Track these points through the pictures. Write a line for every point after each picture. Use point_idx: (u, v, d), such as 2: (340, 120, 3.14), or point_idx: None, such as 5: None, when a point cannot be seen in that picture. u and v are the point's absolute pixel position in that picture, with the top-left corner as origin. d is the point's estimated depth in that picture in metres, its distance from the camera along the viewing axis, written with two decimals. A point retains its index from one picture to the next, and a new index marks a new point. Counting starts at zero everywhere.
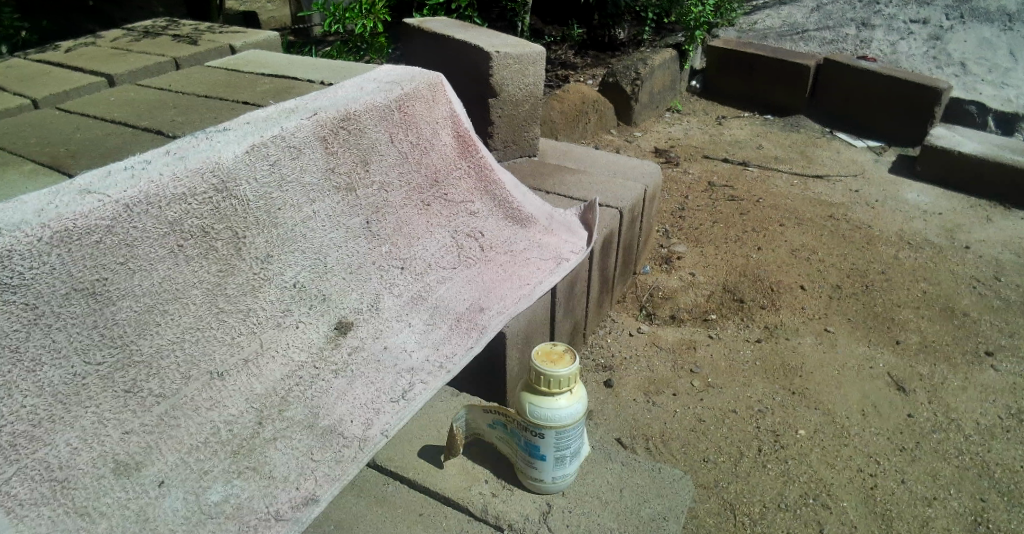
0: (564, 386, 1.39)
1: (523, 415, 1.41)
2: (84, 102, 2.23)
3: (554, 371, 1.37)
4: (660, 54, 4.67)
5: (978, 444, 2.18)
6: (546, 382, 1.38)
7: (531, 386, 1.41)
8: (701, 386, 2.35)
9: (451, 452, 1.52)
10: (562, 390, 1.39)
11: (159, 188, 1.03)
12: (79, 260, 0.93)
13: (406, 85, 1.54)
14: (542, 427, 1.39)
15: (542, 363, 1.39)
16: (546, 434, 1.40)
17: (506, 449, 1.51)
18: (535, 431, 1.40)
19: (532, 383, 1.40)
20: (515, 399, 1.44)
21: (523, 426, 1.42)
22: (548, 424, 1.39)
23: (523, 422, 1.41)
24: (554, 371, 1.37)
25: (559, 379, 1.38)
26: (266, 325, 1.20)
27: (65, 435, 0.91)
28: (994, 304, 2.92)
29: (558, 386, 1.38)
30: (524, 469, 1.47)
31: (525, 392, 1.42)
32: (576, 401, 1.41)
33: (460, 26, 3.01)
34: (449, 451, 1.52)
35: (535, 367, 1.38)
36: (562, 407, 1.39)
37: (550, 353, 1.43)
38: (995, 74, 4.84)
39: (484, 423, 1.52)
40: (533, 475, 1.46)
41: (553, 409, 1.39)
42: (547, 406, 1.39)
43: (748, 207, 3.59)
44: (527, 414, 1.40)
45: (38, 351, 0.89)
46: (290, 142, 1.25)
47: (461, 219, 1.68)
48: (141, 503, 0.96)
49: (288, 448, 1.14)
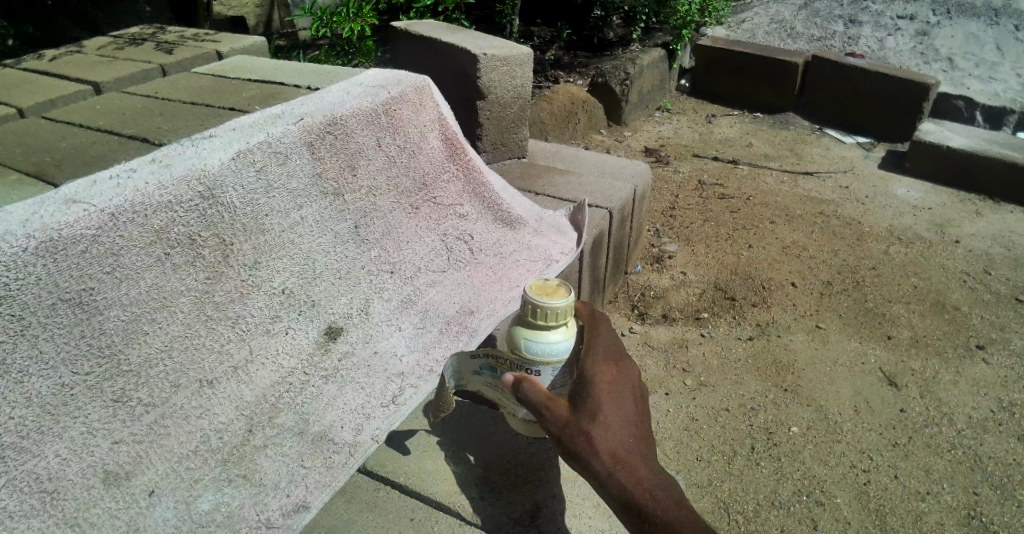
0: (565, 318, 1.14)
1: (517, 353, 1.15)
2: (70, 110, 2.22)
3: (553, 300, 1.11)
4: (649, 54, 4.69)
5: (970, 437, 2.19)
6: (542, 314, 1.12)
7: (523, 317, 1.14)
8: (694, 385, 2.35)
9: (439, 406, 1.27)
10: (562, 323, 1.14)
11: (144, 196, 1.04)
12: (65, 268, 0.93)
13: (391, 90, 1.55)
14: (538, 364, 1.14)
15: (535, 293, 1.13)
16: (543, 373, 1.16)
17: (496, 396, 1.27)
18: (530, 368, 1.15)
19: (524, 316, 1.14)
20: (506, 332, 1.18)
21: (517, 365, 1.16)
22: (545, 362, 1.14)
23: (519, 361, 1.15)
24: (553, 301, 1.11)
25: (561, 309, 1.12)
26: (254, 332, 1.20)
27: (54, 447, 0.92)
28: (985, 297, 2.94)
29: (560, 318, 1.13)
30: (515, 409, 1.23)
31: (516, 327, 1.16)
32: (573, 334, 1.18)
33: (447, 28, 3.01)
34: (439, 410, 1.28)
35: (528, 296, 1.13)
36: (560, 344, 1.14)
37: (545, 284, 1.17)
38: (982, 69, 4.88)
39: (472, 371, 1.25)
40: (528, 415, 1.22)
41: (550, 345, 1.14)
42: (545, 341, 1.13)
43: (738, 205, 3.60)
44: (519, 351, 1.15)
45: (25, 363, 0.89)
46: (276, 148, 1.26)
47: (450, 222, 1.68)
48: (133, 512, 0.96)
49: (277, 455, 1.13)
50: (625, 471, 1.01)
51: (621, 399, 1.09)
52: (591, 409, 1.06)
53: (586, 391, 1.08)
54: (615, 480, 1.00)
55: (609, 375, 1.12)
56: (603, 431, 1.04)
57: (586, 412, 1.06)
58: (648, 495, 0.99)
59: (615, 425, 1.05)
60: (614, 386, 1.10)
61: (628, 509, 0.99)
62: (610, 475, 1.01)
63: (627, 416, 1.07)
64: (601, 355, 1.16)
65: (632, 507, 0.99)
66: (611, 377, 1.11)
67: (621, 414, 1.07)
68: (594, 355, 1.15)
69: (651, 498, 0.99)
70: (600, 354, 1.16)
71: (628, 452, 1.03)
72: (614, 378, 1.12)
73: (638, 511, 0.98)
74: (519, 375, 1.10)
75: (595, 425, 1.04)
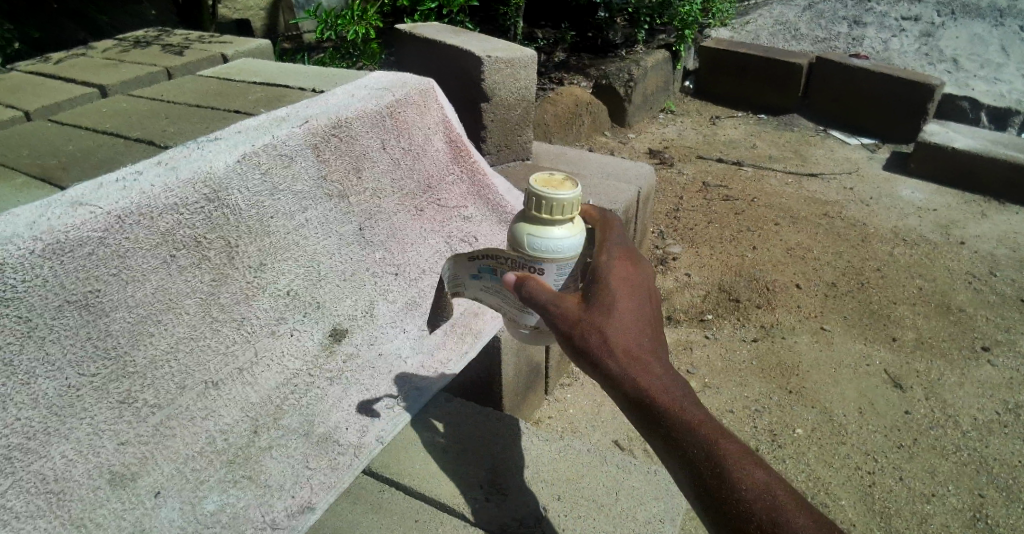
0: (575, 214, 0.98)
1: (519, 252, 1.00)
2: (77, 113, 2.24)
3: (559, 192, 0.96)
4: (653, 56, 4.69)
5: (975, 439, 2.19)
6: (547, 207, 0.96)
7: (527, 210, 0.99)
8: (698, 387, 2.35)
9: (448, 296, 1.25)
10: (571, 218, 0.98)
11: (149, 198, 1.05)
12: (71, 271, 0.95)
13: (396, 92, 1.55)
14: (542, 263, 0.99)
15: (540, 184, 0.98)
16: (547, 276, 1.00)
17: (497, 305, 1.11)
18: (533, 269, 1.00)
19: (528, 212, 0.99)
20: (509, 230, 1.03)
21: (521, 263, 1.01)
22: (550, 261, 0.99)
23: (522, 259, 1.00)
24: (558, 193, 0.96)
25: (569, 201, 0.96)
26: (259, 334, 1.22)
27: (60, 447, 0.94)
28: (990, 299, 2.93)
29: (568, 213, 0.97)
30: (517, 319, 1.08)
31: (519, 223, 1.01)
32: (585, 232, 1.02)
33: (451, 30, 3.02)
34: (439, 314, 1.41)
35: (531, 186, 0.98)
36: (567, 242, 0.98)
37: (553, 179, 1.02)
38: (987, 70, 4.86)
39: (470, 277, 1.11)
40: (532, 326, 1.06)
41: (556, 244, 0.98)
42: (551, 238, 0.97)
43: (742, 206, 3.60)
44: (522, 249, 1.00)
45: (32, 365, 0.92)
46: (281, 150, 1.26)
47: (454, 224, 1.69)
48: (138, 513, 0.99)
49: (282, 456, 1.14)
50: (642, 368, 0.80)
51: (641, 293, 0.87)
52: (603, 301, 0.85)
53: (597, 282, 0.88)
54: (630, 377, 0.80)
55: (625, 268, 0.91)
56: (617, 321, 0.83)
57: (597, 302, 0.85)
58: (669, 394, 0.79)
59: (632, 320, 0.84)
60: (631, 277, 0.89)
61: (644, 413, 0.79)
62: (625, 373, 0.80)
63: (646, 312, 0.86)
64: (617, 250, 0.95)
65: (650, 410, 0.78)
66: (627, 269, 0.90)
67: (640, 307, 0.85)
68: (607, 249, 0.95)
69: (673, 397, 0.79)
70: (614, 249, 0.95)
71: (646, 347, 0.82)
72: (632, 270, 0.91)
73: (656, 413, 0.78)
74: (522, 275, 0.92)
75: (607, 315, 0.83)
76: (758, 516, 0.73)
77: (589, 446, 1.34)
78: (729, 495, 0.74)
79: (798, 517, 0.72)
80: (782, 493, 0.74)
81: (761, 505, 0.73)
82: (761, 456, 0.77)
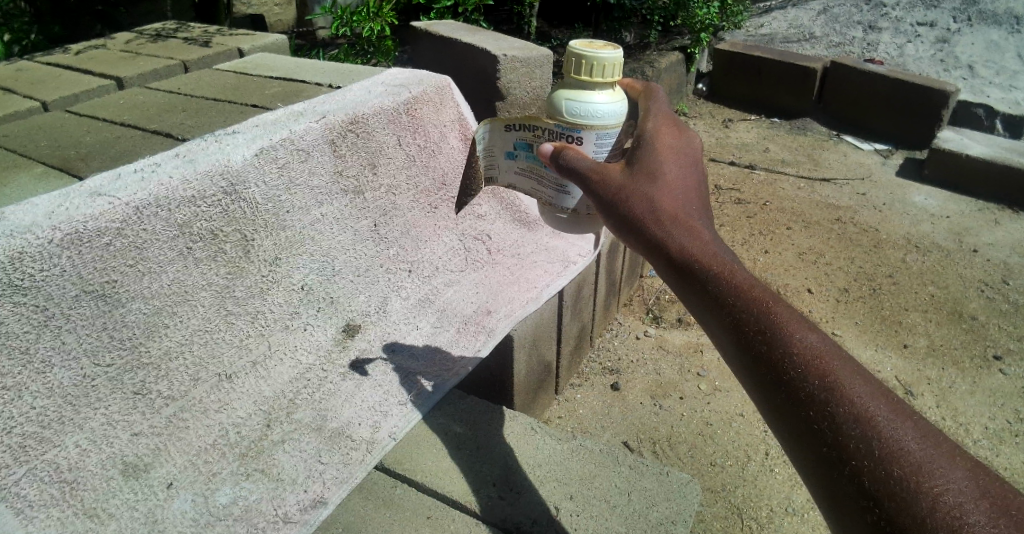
0: (613, 78, 1.01)
1: (558, 119, 1.02)
2: (94, 105, 2.24)
3: (600, 51, 0.99)
4: (666, 57, 4.67)
5: (987, 448, 2.18)
6: (587, 68, 0.99)
7: (565, 75, 1.02)
8: (708, 390, 2.31)
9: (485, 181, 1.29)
10: (610, 85, 1.01)
11: (168, 190, 1.07)
12: (89, 262, 0.98)
13: (413, 89, 1.56)
14: (581, 129, 1.00)
15: (579, 47, 1.01)
16: (587, 142, 1.01)
17: (530, 188, 1.13)
18: (572, 137, 1.01)
19: (566, 79, 1.02)
20: (545, 102, 1.05)
21: (557, 132, 1.02)
22: (589, 126, 1.00)
23: (559, 128, 1.02)
24: (598, 53, 0.99)
25: (609, 62, 1.00)
26: (274, 327, 1.25)
27: (74, 437, 0.97)
28: (1003, 307, 2.90)
29: (608, 76, 1.00)
30: (553, 204, 1.09)
31: (558, 92, 1.03)
32: (622, 101, 1.04)
33: (467, 28, 3.01)
34: (468, 192, 1.70)
35: (570, 48, 1.01)
36: (604, 104, 1.00)
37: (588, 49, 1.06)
38: (1003, 77, 4.82)
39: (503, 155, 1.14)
40: (569, 211, 1.07)
41: (596, 106, 1.00)
42: (591, 99, 0.99)
43: (754, 210, 3.58)
44: (561, 116, 1.01)
45: (48, 352, 0.94)
46: (298, 145, 1.28)
47: (467, 222, 1.69)
48: (150, 504, 0.99)
49: (296, 449, 1.15)
50: (688, 232, 0.77)
51: (685, 162, 0.86)
52: (646, 170, 0.84)
53: (640, 152, 0.86)
54: (676, 240, 0.76)
55: (667, 139, 0.89)
56: (661, 190, 0.81)
57: (641, 171, 0.84)
58: (716, 256, 0.75)
59: (675, 185, 0.82)
60: (675, 149, 0.87)
61: (691, 275, 0.75)
62: (669, 237, 0.77)
63: (689, 177, 0.83)
64: (659, 122, 0.93)
65: (694, 274, 0.74)
66: (672, 139, 0.89)
67: (683, 176, 0.84)
68: (650, 121, 0.93)
69: (721, 260, 0.75)
70: (658, 118, 0.94)
71: (692, 213, 0.79)
72: (675, 141, 0.89)
73: (702, 276, 0.74)
74: (561, 146, 0.93)
75: (650, 182, 0.82)
76: (807, 378, 0.69)
77: (602, 445, 1.34)
78: (779, 365, 0.70)
79: (848, 378, 0.68)
80: (830, 355, 0.70)
81: (810, 369, 0.69)
82: (809, 320, 0.73)
